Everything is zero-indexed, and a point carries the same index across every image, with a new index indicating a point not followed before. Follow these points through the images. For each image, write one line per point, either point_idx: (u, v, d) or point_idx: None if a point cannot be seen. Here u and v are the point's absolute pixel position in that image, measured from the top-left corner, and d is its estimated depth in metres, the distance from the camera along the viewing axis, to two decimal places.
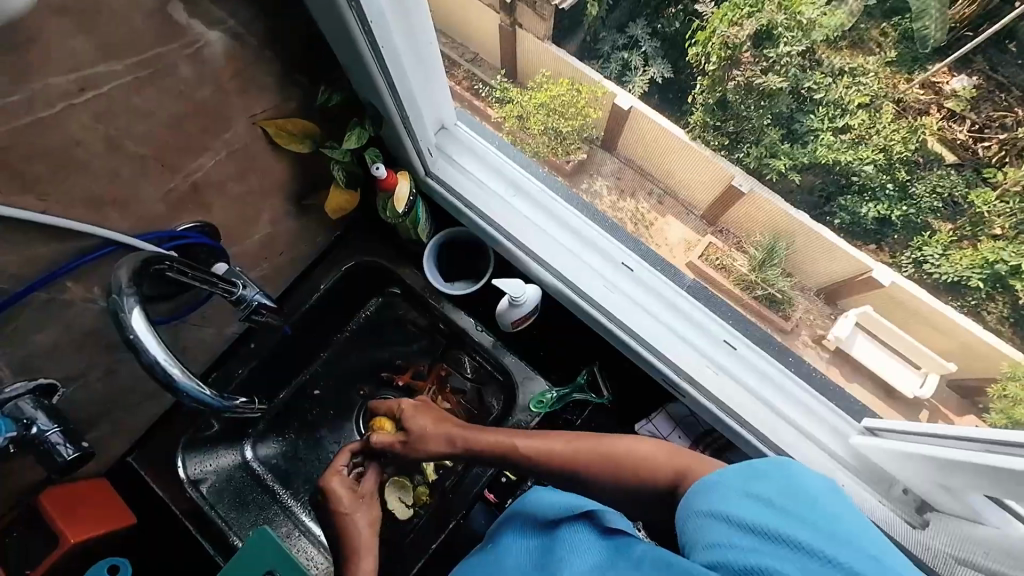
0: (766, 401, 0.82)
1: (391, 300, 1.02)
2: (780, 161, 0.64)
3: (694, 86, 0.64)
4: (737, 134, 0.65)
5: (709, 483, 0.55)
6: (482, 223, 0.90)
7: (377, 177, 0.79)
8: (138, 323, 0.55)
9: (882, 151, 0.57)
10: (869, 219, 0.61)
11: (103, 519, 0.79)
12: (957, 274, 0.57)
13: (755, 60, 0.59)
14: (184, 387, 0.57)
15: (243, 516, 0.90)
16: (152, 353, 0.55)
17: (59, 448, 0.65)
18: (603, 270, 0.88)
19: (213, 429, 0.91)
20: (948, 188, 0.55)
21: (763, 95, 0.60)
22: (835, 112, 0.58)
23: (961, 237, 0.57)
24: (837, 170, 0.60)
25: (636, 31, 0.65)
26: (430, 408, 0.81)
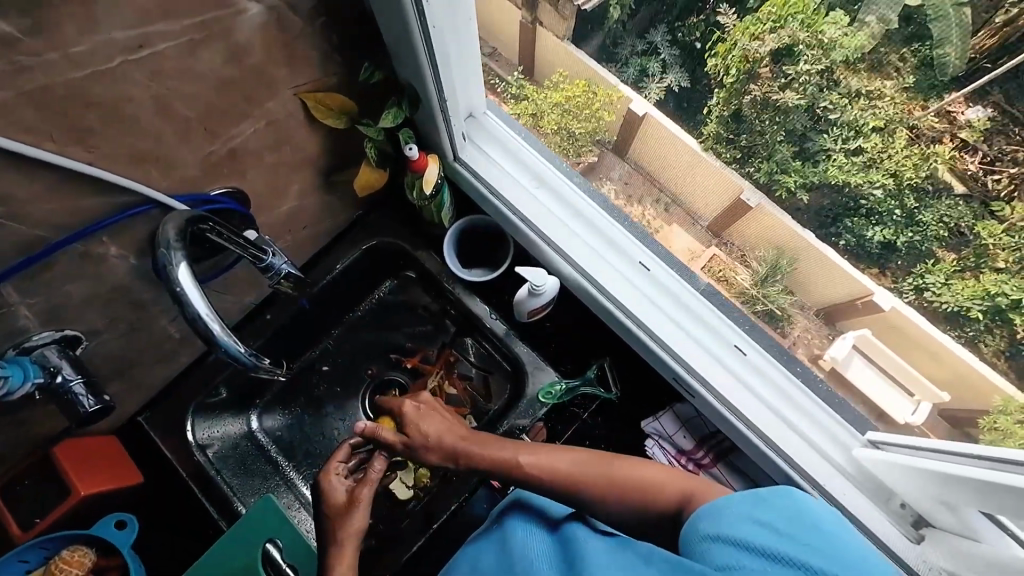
0: (776, 409, 0.82)
1: (406, 284, 1.03)
2: (790, 177, 0.66)
3: (711, 98, 0.66)
4: (749, 148, 0.67)
5: (713, 506, 0.56)
6: (506, 211, 0.91)
7: (410, 158, 0.80)
8: (185, 276, 0.57)
9: (893, 177, 0.57)
10: (874, 241, 0.63)
11: (114, 474, 0.81)
12: (957, 304, 0.58)
13: (773, 76, 0.59)
14: (223, 342, 0.58)
15: (246, 483, 0.90)
16: (196, 307, 0.57)
17: (82, 398, 0.69)
18: (622, 268, 0.89)
19: (220, 396, 0.92)
20: (959, 220, 0.55)
21: (777, 110, 0.62)
22: (849, 131, 0.59)
23: (964, 267, 0.57)
24: (847, 191, 0.61)
25: (655, 38, 0.67)
26: (434, 411, 0.77)
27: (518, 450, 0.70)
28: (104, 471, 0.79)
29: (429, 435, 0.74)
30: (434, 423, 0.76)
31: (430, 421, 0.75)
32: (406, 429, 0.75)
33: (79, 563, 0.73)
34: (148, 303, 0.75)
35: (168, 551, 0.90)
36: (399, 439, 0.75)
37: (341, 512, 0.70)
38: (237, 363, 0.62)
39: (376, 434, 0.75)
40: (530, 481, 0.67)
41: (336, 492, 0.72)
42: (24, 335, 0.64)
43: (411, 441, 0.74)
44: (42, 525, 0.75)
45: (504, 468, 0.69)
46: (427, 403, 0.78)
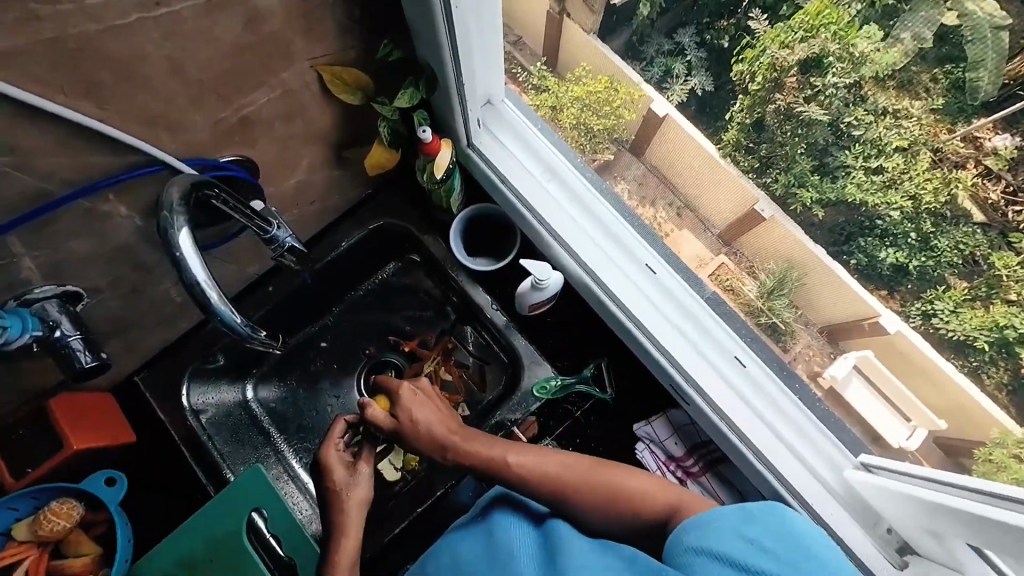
0: (770, 424, 0.80)
1: (409, 268, 1.04)
2: (807, 192, 0.65)
3: (734, 103, 0.66)
4: (768, 159, 0.66)
5: (700, 518, 0.56)
6: (514, 202, 0.89)
7: (422, 141, 0.79)
8: (185, 241, 0.57)
9: (912, 200, 0.56)
10: (886, 262, 0.61)
11: (106, 431, 0.81)
12: (964, 333, 0.57)
13: (799, 87, 0.60)
14: (219, 311, 0.58)
15: (237, 451, 0.91)
16: (195, 273, 0.56)
17: (78, 354, 0.70)
18: (626, 267, 0.86)
19: (219, 362, 0.92)
20: (974, 248, 0.54)
21: (800, 122, 0.61)
22: (871, 149, 0.58)
23: (975, 296, 0.56)
24: (862, 210, 0.60)
25: (683, 39, 0.66)
26: (428, 398, 0.76)
27: (507, 449, 0.69)
28: (97, 427, 0.80)
29: (420, 423, 0.73)
30: (426, 411, 0.74)
31: (423, 409, 0.74)
32: (397, 413, 0.74)
33: (67, 516, 0.74)
34: (150, 265, 0.75)
35: (155, 512, 0.91)
36: (389, 423, 0.74)
37: (343, 484, 0.73)
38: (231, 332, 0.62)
39: (367, 413, 0.75)
40: (521, 481, 0.67)
41: (335, 466, 0.73)
42: (26, 287, 0.64)
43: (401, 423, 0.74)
44: (34, 475, 0.76)
45: (491, 465, 0.69)
46: (424, 390, 0.78)
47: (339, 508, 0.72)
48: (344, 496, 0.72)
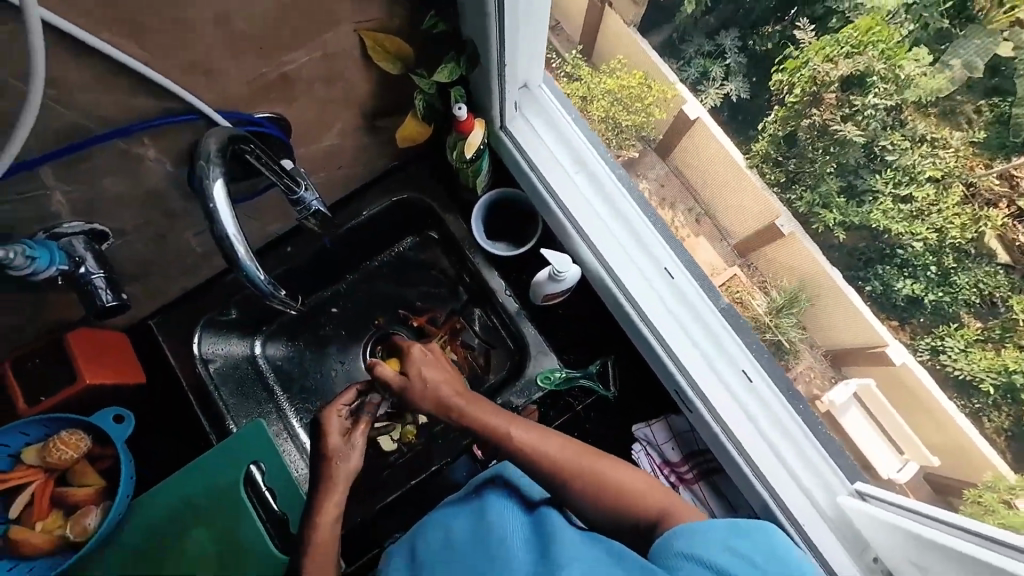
0: (771, 442, 0.79)
1: (427, 244, 1.04)
2: (831, 213, 0.64)
3: (768, 115, 0.65)
4: (795, 173, 0.66)
5: (690, 525, 0.56)
6: (541, 188, 0.89)
7: (457, 118, 0.78)
8: (220, 194, 0.57)
9: (936, 232, 0.55)
10: (901, 292, 0.61)
11: (119, 370, 0.83)
12: (970, 373, 0.57)
13: (840, 103, 0.59)
14: (245, 267, 0.58)
15: (242, 404, 0.93)
16: (226, 227, 0.57)
17: (100, 293, 0.72)
18: (643, 267, 0.85)
19: (231, 315, 0.93)
20: (995, 289, 0.53)
21: (833, 141, 0.61)
22: (902, 176, 0.57)
23: (987, 338, 0.56)
24: (885, 237, 0.60)
25: (724, 41, 0.65)
26: (438, 359, 0.77)
27: (512, 424, 0.68)
28: (111, 365, 0.82)
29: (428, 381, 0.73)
30: (435, 371, 0.75)
31: (433, 367, 0.75)
32: (406, 368, 0.75)
33: (75, 446, 0.77)
34: (177, 213, 0.76)
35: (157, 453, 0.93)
36: (398, 379, 0.74)
37: (339, 448, 0.72)
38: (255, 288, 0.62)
39: (375, 370, 0.75)
40: (520, 456, 0.66)
41: (334, 428, 0.73)
42: (55, 221, 0.65)
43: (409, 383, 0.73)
44: (48, 403, 0.78)
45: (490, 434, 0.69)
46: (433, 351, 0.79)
47: (330, 470, 0.71)
48: (336, 459, 0.72)
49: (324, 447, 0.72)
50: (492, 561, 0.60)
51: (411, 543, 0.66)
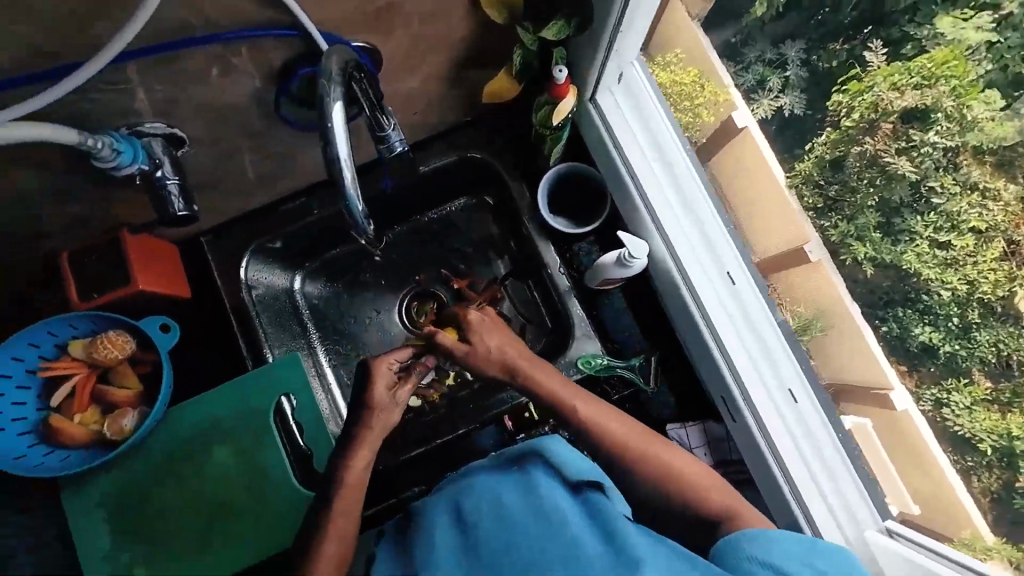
0: (807, 466, 0.78)
1: (479, 208, 1.03)
2: (862, 246, 0.70)
3: (821, 134, 0.71)
4: (835, 200, 0.72)
5: (765, 532, 0.54)
6: (622, 170, 0.85)
7: (554, 81, 0.75)
8: (337, 115, 0.56)
9: (967, 284, 0.63)
10: (917, 340, 0.68)
11: (167, 281, 0.83)
12: (971, 431, 0.65)
13: (898, 134, 0.64)
14: (346, 191, 0.59)
15: (280, 334, 0.93)
16: (337, 149, 0.57)
17: (172, 200, 0.72)
18: (706, 269, 0.83)
19: (276, 246, 0.93)
20: (1014, 351, 0.62)
21: (883, 173, 0.66)
22: (944, 222, 0.64)
23: (994, 399, 0.64)
24: (913, 281, 0.67)
25: (788, 50, 0.71)
26: (499, 325, 0.75)
27: (579, 395, 0.66)
28: (161, 275, 0.82)
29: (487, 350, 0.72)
30: (494, 337, 0.73)
31: (491, 334, 0.73)
32: (468, 335, 0.73)
33: (120, 347, 0.78)
34: (251, 131, 0.74)
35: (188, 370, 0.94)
36: (460, 346, 0.73)
37: (382, 404, 0.70)
38: (350, 216, 0.64)
39: (435, 337, 0.74)
40: (585, 428, 0.65)
41: (381, 380, 0.71)
42: (137, 119, 0.64)
43: (471, 351, 0.72)
44: (99, 302, 0.78)
45: (548, 400, 0.67)
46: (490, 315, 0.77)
47: (369, 422, 0.69)
48: (377, 411, 0.70)
49: (369, 398, 0.70)
50: (542, 545, 0.55)
51: (453, 502, 0.62)
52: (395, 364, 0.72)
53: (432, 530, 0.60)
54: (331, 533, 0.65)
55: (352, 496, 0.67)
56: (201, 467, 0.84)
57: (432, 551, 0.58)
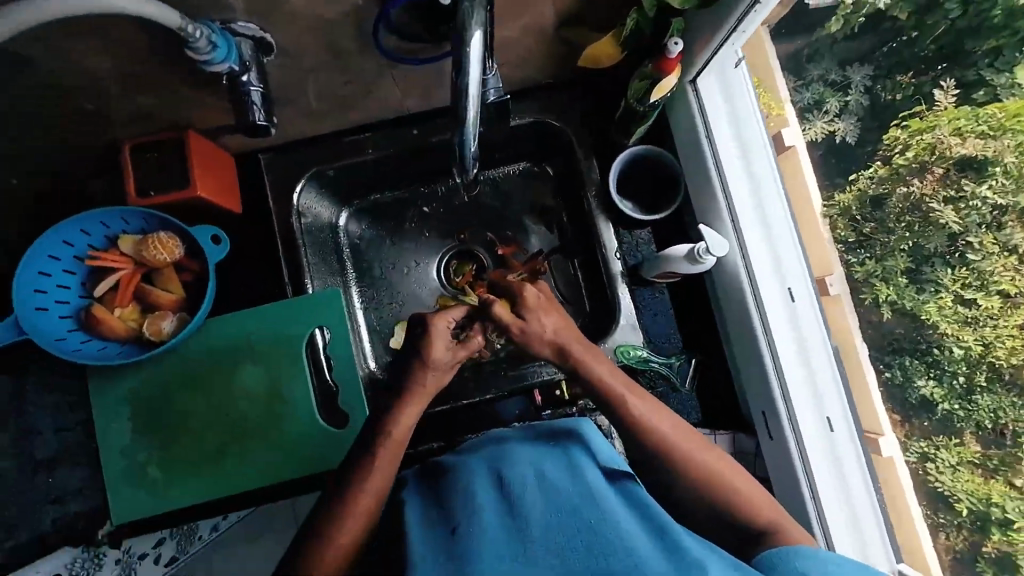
0: (837, 497, 0.75)
1: (538, 177, 1.00)
2: (885, 288, 0.80)
3: (872, 169, 0.82)
4: (868, 237, 0.82)
5: (819, 552, 0.53)
6: (709, 164, 0.81)
7: (666, 55, 0.70)
8: (476, 44, 0.52)
9: (982, 345, 0.75)
10: (917, 393, 0.79)
11: (222, 191, 0.82)
12: (951, 490, 0.77)
13: (948, 183, 0.77)
14: (466, 121, 0.60)
15: (321, 267, 0.92)
16: (468, 79, 0.55)
17: (254, 110, 0.73)
18: (769, 280, 0.79)
19: (328, 176, 0.90)
20: (1010, 422, 0.75)
21: (921, 218, 0.79)
22: (973, 280, 0.77)
23: (980, 463, 0.76)
24: (929, 333, 0.78)
25: (852, 74, 0.82)
26: (554, 305, 0.74)
27: (631, 392, 0.66)
28: (217, 184, 0.81)
29: (543, 329, 0.71)
30: (550, 317, 0.72)
31: (546, 314, 0.72)
32: (522, 312, 0.72)
33: (170, 251, 0.79)
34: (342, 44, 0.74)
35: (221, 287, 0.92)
36: (514, 322, 0.72)
37: (438, 362, 0.69)
38: (461, 147, 0.66)
39: (490, 308, 0.72)
40: (633, 427, 0.64)
41: (439, 337, 0.70)
42: (229, 17, 0.67)
43: (525, 328, 0.71)
44: (153, 201, 0.77)
45: (595, 389, 0.67)
46: (544, 293, 0.76)
47: (423, 378, 0.68)
48: (431, 370, 0.69)
49: (427, 356, 0.69)
50: (596, 524, 0.51)
51: (495, 468, 0.61)
52: (452, 324, 0.73)
53: (472, 486, 0.58)
54: (366, 475, 0.61)
55: (394, 454, 0.63)
56: (230, 382, 0.85)
57: (472, 503, 0.55)
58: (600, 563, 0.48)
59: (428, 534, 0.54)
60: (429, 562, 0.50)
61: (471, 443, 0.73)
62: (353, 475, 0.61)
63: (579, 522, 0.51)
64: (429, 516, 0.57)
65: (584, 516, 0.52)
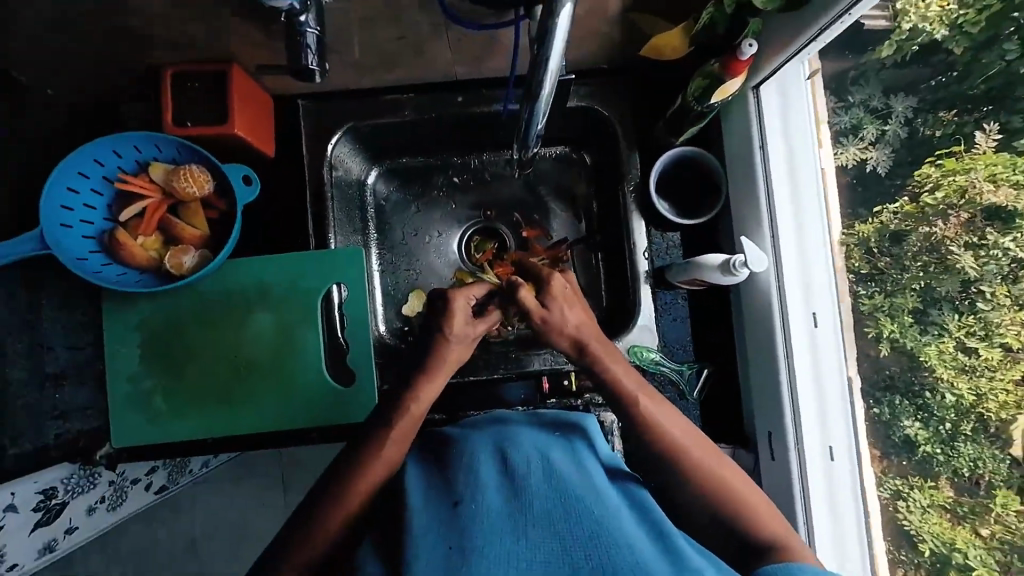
0: (831, 527, 0.75)
1: (575, 163, 0.97)
2: (889, 325, 0.74)
3: (895, 201, 0.73)
4: (880, 273, 0.74)
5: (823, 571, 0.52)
6: (756, 173, 0.79)
7: (738, 57, 0.68)
8: (562, 25, 0.49)
9: (974, 395, 0.66)
10: (901, 432, 0.73)
11: (257, 131, 0.80)
12: (917, 529, 0.71)
13: (975, 228, 0.65)
14: (536, 105, 0.60)
15: (346, 224, 0.91)
16: (549, 61, 0.53)
17: (307, 54, 0.73)
18: (795, 301, 0.77)
19: (363, 131, 0.88)
20: (987, 473, 0.66)
21: (938, 262, 0.68)
22: (978, 328, 0.66)
23: (951, 507, 0.68)
24: (924, 375, 0.70)
25: (895, 103, 0.73)
26: (577, 299, 0.74)
27: (643, 394, 0.66)
28: (255, 123, 0.79)
29: (563, 322, 0.71)
30: (573, 311, 0.72)
31: (567, 307, 0.72)
32: (548, 301, 0.72)
33: (200, 185, 0.78)
34: None
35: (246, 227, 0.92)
36: (538, 310, 0.71)
37: (457, 334, 0.72)
38: (525, 128, 0.66)
39: (517, 291, 0.72)
40: (644, 427, 0.64)
41: (459, 312, 0.73)
42: None
43: (547, 319, 0.71)
44: (190, 131, 0.76)
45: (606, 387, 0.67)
46: (570, 286, 0.76)
47: (443, 354, 0.71)
48: (453, 342, 0.72)
49: (446, 329, 0.73)
50: (600, 517, 0.51)
51: (499, 448, 0.61)
52: (471, 301, 0.76)
53: (476, 463, 0.58)
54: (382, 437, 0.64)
55: (408, 428, 0.65)
56: (242, 325, 0.85)
57: (475, 479, 0.55)
58: (604, 554, 0.48)
59: (430, 504, 0.53)
60: (432, 534, 0.49)
61: (475, 420, 0.73)
62: (371, 446, 0.63)
63: (583, 512, 0.51)
64: (431, 486, 0.57)
65: (589, 507, 0.52)
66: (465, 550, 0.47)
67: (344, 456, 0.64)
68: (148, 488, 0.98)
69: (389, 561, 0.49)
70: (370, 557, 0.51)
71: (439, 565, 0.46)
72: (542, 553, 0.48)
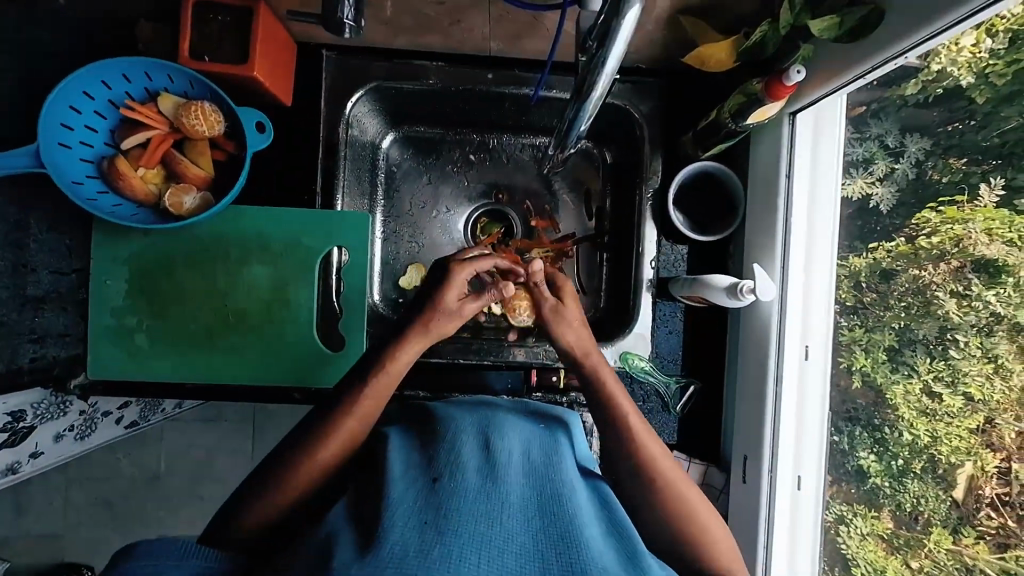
0: (788, 549, 0.77)
1: (596, 160, 0.96)
2: (863, 359, 0.75)
3: (891, 240, 0.73)
4: (862, 308, 0.75)
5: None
6: (778, 199, 0.77)
7: (784, 82, 0.66)
8: (624, 32, 0.48)
9: (930, 437, 0.67)
10: (855, 461, 0.75)
11: (275, 77, 0.77)
12: (853, 552, 0.75)
13: (962, 277, 0.65)
14: (585, 105, 0.59)
15: (354, 187, 0.88)
16: (606, 64, 0.52)
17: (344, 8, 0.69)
18: (794, 330, 0.77)
19: (384, 93, 0.85)
20: (927, 511, 0.68)
21: (922, 304, 0.69)
22: (946, 375, 0.66)
23: (889, 537, 0.72)
24: (886, 412, 0.72)
25: (909, 143, 0.71)
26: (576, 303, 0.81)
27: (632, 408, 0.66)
28: (274, 70, 0.76)
29: (573, 316, 0.76)
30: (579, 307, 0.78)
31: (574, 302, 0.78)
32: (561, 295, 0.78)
33: (211, 125, 0.76)
34: None
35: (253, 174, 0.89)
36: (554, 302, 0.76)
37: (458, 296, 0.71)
38: (568, 126, 0.65)
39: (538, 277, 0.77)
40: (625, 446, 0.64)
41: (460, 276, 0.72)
42: None
43: (561, 311, 0.75)
44: (205, 67, 0.73)
45: (596, 395, 0.68)
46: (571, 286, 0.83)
47: (435, 319, 0.70)
48: (452, 311, 0.70)
49: (445, 291, 0.71)
50: (571, 517, 0.51)
51: (484, 433, 0.60)
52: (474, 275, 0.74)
53: (459, 445, 0.58)
54: (364, 409, 0.61)
55: (388, 382, 0.64)
56: (233, 273, 0.83)
57: (455, 462, 0.54)
58: (577, 548, 0.47)
59: (408, 476, 0.52)
60: (408, 503, 0.48)
61: (463, 402, 0.72)
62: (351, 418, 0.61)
63: (557, 507, 0.52)
64: (411, 459, 0.56)
65: (557, 510, 0.51)
66: (440, 525, 0.45)
67: (316, 416, 0.62)
68: (119, 421, 0.97)
69: (350, 520, 0.48)
70: (341, 514, 0.49)
71: (412, 535, 0.44)
72: (515, 538, 0.47)
